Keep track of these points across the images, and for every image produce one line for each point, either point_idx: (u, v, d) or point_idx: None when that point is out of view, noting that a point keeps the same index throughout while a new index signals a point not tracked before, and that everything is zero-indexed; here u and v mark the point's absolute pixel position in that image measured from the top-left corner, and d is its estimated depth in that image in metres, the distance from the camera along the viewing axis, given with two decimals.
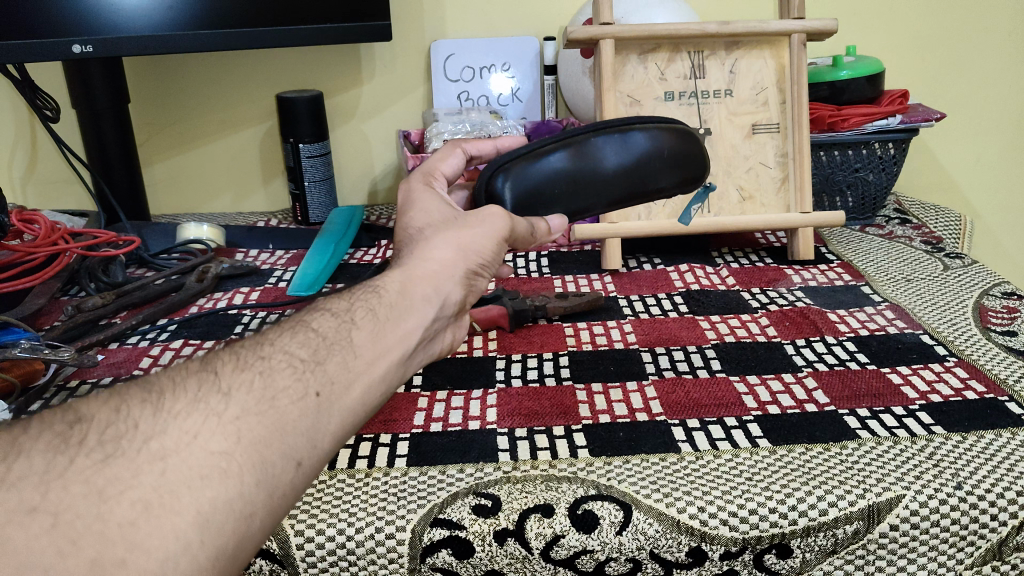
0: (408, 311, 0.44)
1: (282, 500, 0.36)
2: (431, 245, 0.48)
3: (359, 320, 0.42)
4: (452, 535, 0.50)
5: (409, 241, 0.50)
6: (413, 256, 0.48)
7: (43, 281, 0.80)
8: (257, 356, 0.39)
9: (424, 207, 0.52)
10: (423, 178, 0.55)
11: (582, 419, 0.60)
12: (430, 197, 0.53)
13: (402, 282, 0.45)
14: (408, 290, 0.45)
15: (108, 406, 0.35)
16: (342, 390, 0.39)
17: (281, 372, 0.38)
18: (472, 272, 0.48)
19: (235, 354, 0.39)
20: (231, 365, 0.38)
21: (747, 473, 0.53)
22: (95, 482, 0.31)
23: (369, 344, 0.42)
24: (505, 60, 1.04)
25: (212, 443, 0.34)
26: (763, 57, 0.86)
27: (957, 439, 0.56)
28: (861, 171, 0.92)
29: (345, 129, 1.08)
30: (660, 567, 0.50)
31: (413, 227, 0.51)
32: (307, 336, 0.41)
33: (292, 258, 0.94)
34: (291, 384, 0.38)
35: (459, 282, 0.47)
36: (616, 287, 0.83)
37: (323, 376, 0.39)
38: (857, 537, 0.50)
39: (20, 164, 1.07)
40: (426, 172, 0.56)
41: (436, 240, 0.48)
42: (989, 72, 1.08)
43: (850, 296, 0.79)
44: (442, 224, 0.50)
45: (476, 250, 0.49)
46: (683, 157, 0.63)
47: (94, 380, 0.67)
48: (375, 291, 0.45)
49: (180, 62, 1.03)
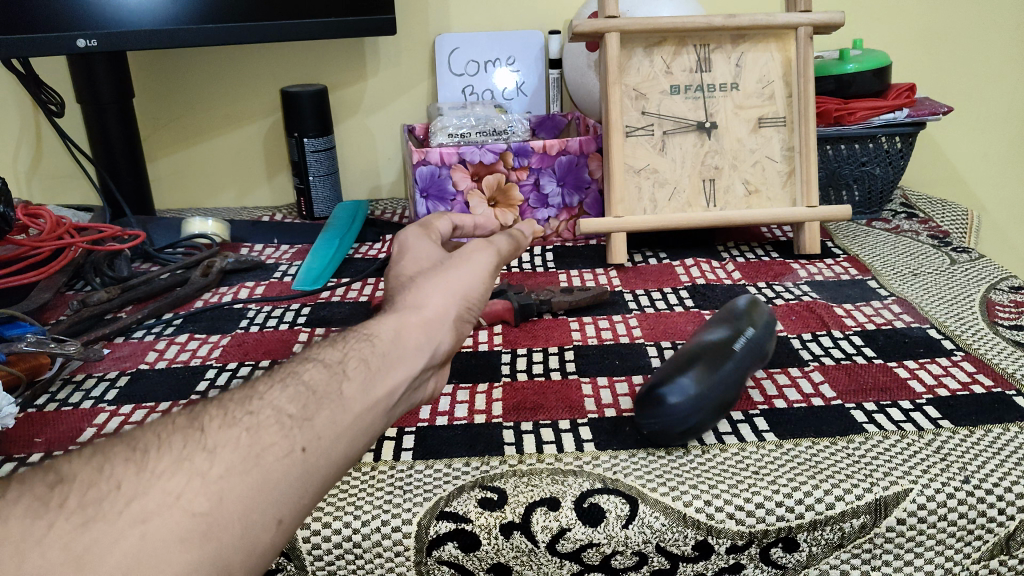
0: (399, 359, 0.44)
1: (262, 560, 0.35)
2: (423, 292, 0.48)
3: (352, 370, 0.42)
4: (459, 528, 0.49)
5: (402, 286, 0.50)
6: (408, 306, 0.48)
7: (48, 275, 0.79)
8: (245, 412, 0.39)
9: (416, 254, 0.52)
10: (419, 230, 0.55)
11: (587, 413, 0.60)
12: (423, 245, 0.53)
13: (397, 329, 0.46)
14: (401, 337, 0.45)
15: (91, 465, 0.35)
16: (329, 445, 0.38)
17: (268, 428, 0.38)
18: (461, 318, 0.49)
19: (223, 409, 0.39)
20: (218, 421, 0.38)
21: (754, 467, 0.53)
22: (74, 548, 0.31)
23: (359, 396, 0.41)
24: (510, 53, 1.03)
25: (193, 504, 0.34)
26: (769, 51, 0.86)
27: (964, 434, 0.56)
28: (867, 164, 0.91)
29: (348, 123, 1.08)
30: (667, 561, 0.50)
31: (404, 277, 0.51)
32: (298, 390, 0.40)
33: (296, 253, 0.94)
34: (278, 440, 0.37)
35: (449, 331, 0.47)
36: (622, 281, 0.83)
37: (311, 432, 0.38)
38: (864, 531, 0.50)
39: (24, 159, 1.07)
40: (423, 226, 0.56)
41: (430, 287, 0.49)
42: (995, 64, 1.08)
43: (857, 290, 0.78)
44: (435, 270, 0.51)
45: (466, 294, 0.49)
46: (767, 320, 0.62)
47: (100, 373, 0.67)
48: (370, 340, 0.44)
49: (185, 55, 1.03)
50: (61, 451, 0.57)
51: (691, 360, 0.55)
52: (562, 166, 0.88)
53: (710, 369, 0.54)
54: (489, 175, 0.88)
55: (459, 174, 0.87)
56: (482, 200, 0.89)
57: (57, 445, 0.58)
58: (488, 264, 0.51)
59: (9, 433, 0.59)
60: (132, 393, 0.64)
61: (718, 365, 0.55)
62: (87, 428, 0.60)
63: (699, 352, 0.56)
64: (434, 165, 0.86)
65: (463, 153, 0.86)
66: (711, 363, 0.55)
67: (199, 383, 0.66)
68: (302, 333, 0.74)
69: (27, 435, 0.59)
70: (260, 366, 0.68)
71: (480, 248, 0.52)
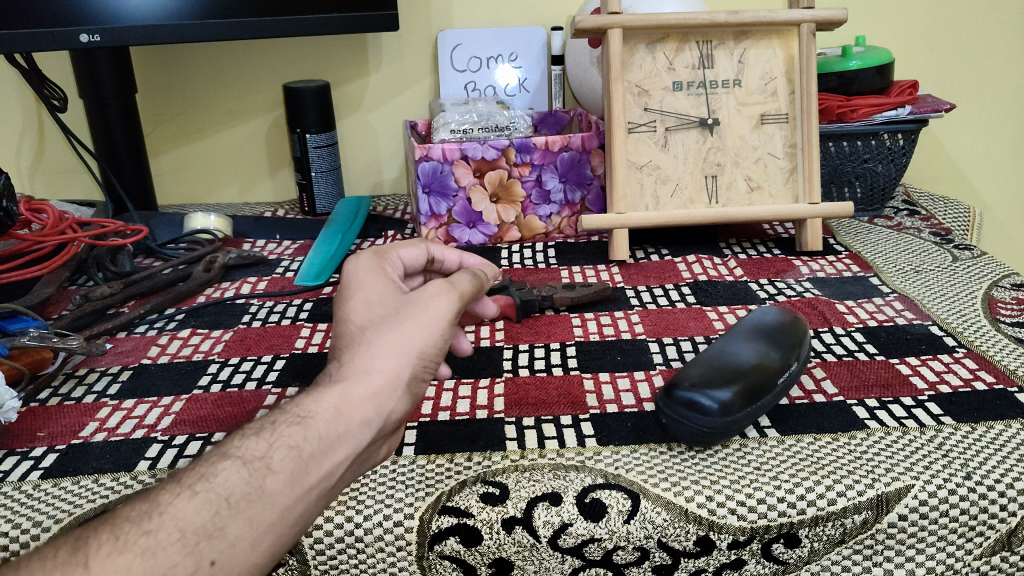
0: (339, 440, 0.43)
1: None
2: (373, 354, 0.45)
3: (276, 463, 0.41)
4: (461, 523, 0.50)
5: (350, 340, 0.46)
6: (354, 369, 0.45)
7: (52, 269, 0.79)
8: (142, 531, 0.37)
9: (368, 295, 0.48)
10: (375, 258, 0.52)
11: (589, 408, 0.60)
12: (376, 283, 0.49)
13: (337, 404, 0.43)
14: (343, 415, 0.43)
15: None
16: (243, 550, 0.39)
17: (168, 549, 0.37)
18: (412, 380, 0.46)
19: (116, 529, 0.37)
20: (108, 546, 0.37)
21: (756, 463, 0.53)
22: None
23: (287, 489, 0.41)
24: (513, 50, 1.03)
25: None
26: (772, 47, 0.86)
27: (966, 430, 0.56)
28: (869, 161, 0.91)
29: (351, 119, 1.08)
30: (668, 556, 0.50)
31: (355, 322, 0.47)
32: (208, 498, 0.39)
33: (299, 248, 0.94)
34: (179, 560, 0.37)
35: (398, 397, 0.45)
36: (623, 278, 0.83)
37: (221, 542, 0.38)
38: (866, 527, 0.50)
39: (27, 154, 1.07)
40: (380, 257, 0.52)
41: (379, 349, 0.45)
42: (998, 61, 1.07)
43: (859, 287, 0.78)
44: (389, 318, 0.47)
45: (420, 352, 0.46)
46: (805, 352, 0.62)
47: (102, 368, 0.68)
48: (303, 423, 0.42)
49: (188, 50, 1.03)
50: (64, 445, 0.57)
51: (738, 377, 0.55)
52: (564, 162, 0.88)
53: (751, 394, 0.55)
54: (491, 171, 0.88)
55: (461, 170, 0.87)
56: (484, 196, 0.89)
57: (60, 440, 0.58)
58: (446, 317, 0.47)
59: (13, 427, 0.60)
60: (135, 387, 0.65)
61: (757, 393, 0.55)
62: (90, 422, 0.60)
63: (747, 371, 0.56)
64: (436, 161, 0.86)
65: (466, 149, 0.86)
66: (753, 387, 0.55)
67: (202, 378, 0.66)
68: (304, 329, 0.74)
69: (30, 429, 0.59)
70: (262, 361, 0.68)
71: (440, 295, 0.48)
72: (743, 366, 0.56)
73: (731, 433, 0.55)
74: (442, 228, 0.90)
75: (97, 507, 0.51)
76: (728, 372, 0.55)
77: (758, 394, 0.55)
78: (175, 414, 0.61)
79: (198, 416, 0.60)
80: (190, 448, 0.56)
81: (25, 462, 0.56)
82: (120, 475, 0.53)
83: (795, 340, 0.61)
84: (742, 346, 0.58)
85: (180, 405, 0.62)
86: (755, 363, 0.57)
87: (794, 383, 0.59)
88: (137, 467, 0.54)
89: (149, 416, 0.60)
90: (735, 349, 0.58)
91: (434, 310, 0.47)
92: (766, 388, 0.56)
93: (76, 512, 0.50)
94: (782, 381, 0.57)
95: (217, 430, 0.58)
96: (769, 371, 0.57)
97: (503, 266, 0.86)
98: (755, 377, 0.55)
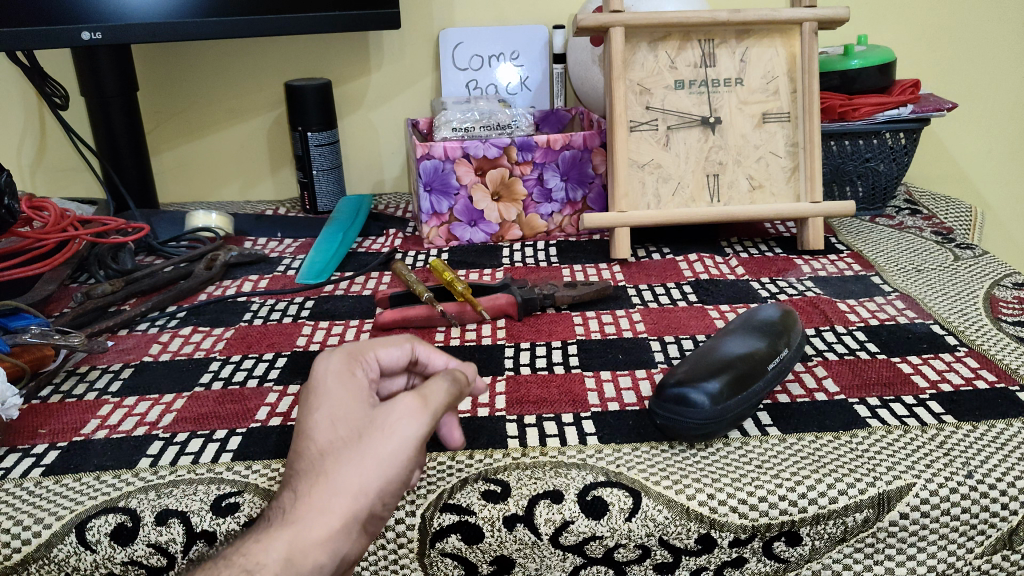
0: None
1: None
2: (330, 488, 0.41)
3: None
4: (462, 520, 0.50)
5: (307, 472, 0.42)
6: (309, 502, 0.41)
7: (53, 267, 0.79)
8: None
9: (330, 416, 0.43)
10: (345, 364, 0.47)
11: (591, 406, 0.60)
12: (341, 399, 0.44)
13: (287, 551, 0.39)
14: (293, 562, 0.39)
15: None
16: None
17: None
18: (369, 515, 0.41)
19: None
20: None
21: (757, 461, 0.53)
22: None
23: None
24: (514, 48, 1.03)
25: None
26: (774, 46, 0.86)
27: (968, 428, 0.56)
28: (871, 160, 0.91)
29: (353, 118, 1.08)
30: (669, 554, 0.50)
31: (316, 443, 0.42)
32: None
33: (300, 247, 0.93)
34: None
35: (355, 536, 0.41)
36: (625, 276, 0.83)
37: None
38: (867, 526, 0.50)
39: (28, 152, 1.07)
40: (351, 362, 0.47)
41: (336, 482, 0.41)
42: (1000, 61, 1.07)
43: (860, 286, 0.78)
44: (352, 439, 0.42)
45: (382, 483, 0.41)
46: (799, 340, 0.61)
47: (103, 366, 0.67)
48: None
49: (190, 49, 1.03)
50: (66, 442, 0.57)
51: (725, 368, 0.55)
52: (566, 160, 0.88)
53: (741, 383, 0.54)
54: (492, 170, 0.88)
55: (463, 168, 0.87)
56: (485, 194, 0.89)
57: (62, 437, 0.58)
58: (413, 439, 0.42)
59: (14, 424, 0.60)
60: (136, 384, 0.65)
61: (748, 382, 0.55)
62: (91, 419, 0.60)
63: (733, 360, 0.55)
64: (438, 160, 0.86)
65: (467, 147, 0.86)
66: (743, 377, 0.55)
67: (203, 375, 0.66)
68: (305, 327, 0.74)
69: (31, 426, 0.59)
70: (264, 359, 0.68)
71: (408, 411, 0.43)
72: (730, 357, 0.56)
73: (731, 425, 0.54)
74: (443, 226, 0.90)
75: (98, 504, 0.50)
76: (715, 364, 0.55)
77: (749, 383, 0.55)
78: (176, 412, 0.60)
79: (200, 414, 0.60)
80: (191, 445, 0.56)
81: (27, 458, 0.56)
82: (122, 473, 0.53)
83: (782, 328, 0.60)
84: (728, 340, 0.58)
85: (181, 403, 0.62)
86: (742, 353, 0.56)
87: (784, 372, 0.59)
88: (138, 464, 0.54)
89: (150, 413, 0.60)
90: (720, 343, 0.58)
91: (402, 433, 0.42)
92: (758, 375, 0.55)
93: (78, 508, 0.50)
94: (773, 367, 0.57)
95: (219, 427, 0.58)
96: (757, 359, 0.56)
97: (504, 265, 0.86)
98: (742, 366, 0.55)
